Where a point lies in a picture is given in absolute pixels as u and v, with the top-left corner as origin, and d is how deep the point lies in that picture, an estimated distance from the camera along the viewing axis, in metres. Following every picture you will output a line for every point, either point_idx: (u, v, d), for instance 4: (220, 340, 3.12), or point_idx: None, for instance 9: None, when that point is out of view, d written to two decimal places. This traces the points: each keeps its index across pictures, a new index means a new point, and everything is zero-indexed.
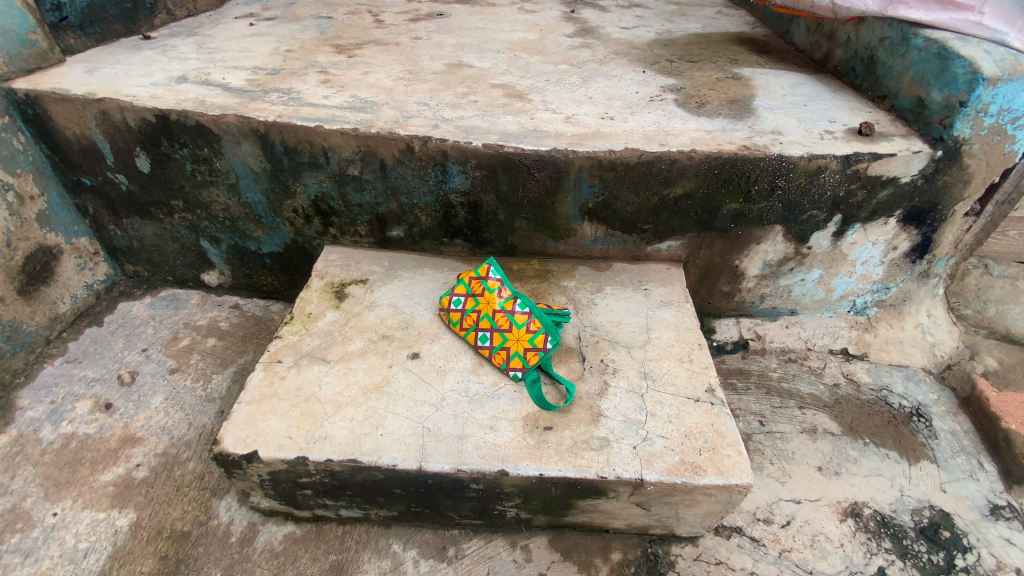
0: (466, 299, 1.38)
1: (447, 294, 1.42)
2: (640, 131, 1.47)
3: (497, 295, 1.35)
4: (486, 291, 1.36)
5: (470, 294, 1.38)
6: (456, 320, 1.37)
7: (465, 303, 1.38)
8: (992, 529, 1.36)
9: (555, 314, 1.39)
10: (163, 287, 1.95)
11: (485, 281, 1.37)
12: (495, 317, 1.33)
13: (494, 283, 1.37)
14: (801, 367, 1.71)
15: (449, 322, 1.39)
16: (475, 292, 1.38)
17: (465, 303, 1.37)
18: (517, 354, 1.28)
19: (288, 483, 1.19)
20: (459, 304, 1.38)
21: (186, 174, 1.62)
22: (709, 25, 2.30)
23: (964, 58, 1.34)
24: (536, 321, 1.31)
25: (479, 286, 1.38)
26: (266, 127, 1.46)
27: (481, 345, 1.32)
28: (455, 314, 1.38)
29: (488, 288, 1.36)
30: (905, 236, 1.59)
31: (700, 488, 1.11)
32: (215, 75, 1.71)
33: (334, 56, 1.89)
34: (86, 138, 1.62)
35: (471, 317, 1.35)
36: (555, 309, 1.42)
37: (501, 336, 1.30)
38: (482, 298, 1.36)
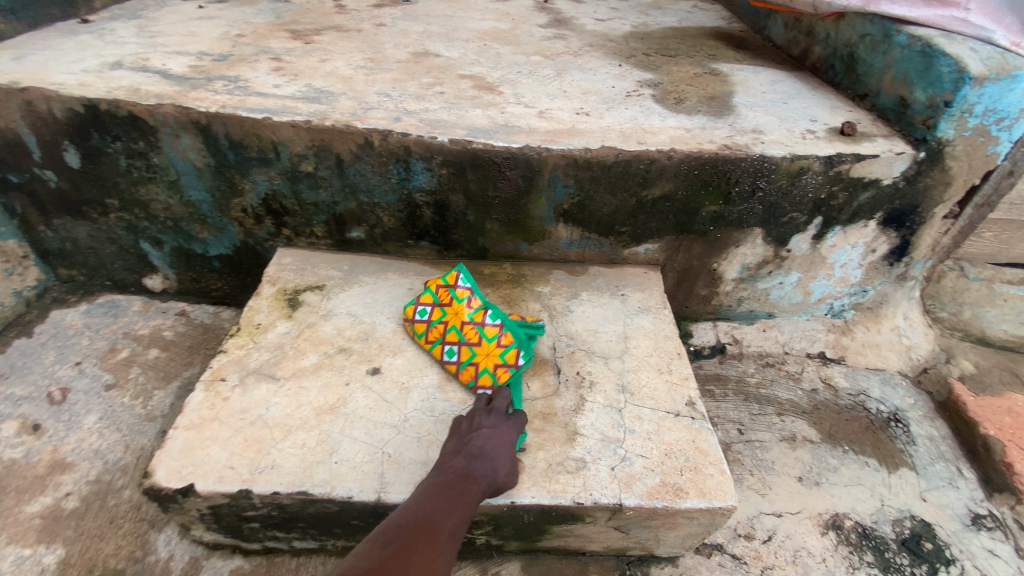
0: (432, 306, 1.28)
1: (412, 303, 1.32)
2: (617, 128, 1.39)
3: (466, 306, 1.25)
4: (454, 300, 1.27)
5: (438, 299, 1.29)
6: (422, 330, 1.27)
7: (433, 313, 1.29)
8: (974, 540, 1.33)
9: (530, 326, 1.28)
10: (100, 292, 1.78)
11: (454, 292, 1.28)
12: (462, 330, 1.24)
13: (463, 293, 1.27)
14: (780, 372, 1.66)
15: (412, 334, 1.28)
16: (443, 301, 1.28)
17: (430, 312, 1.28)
18: (486, 371, 1.19)
19: (231, 517, 1.07)
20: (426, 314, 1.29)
21: (120, 171, 1.47)
22: (685, 19, 2.24)
23: (950, 56, 1.29)
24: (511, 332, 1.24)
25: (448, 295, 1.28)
26: (209, 118, 1.32)
27: (447, 359, 1.22)
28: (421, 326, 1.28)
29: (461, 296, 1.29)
30: (884, 239, 1.55)
31: (681, 512, 1.04)
32: (154, 61, 1.56)
33: (289, 41, 1.75)
34: (9, 131, 1.44)
35: (438, 328, 1.26)
36: (529, 320, 1.30)
37: (468, 350, 1.21)
38: (449, 309, 1.26)
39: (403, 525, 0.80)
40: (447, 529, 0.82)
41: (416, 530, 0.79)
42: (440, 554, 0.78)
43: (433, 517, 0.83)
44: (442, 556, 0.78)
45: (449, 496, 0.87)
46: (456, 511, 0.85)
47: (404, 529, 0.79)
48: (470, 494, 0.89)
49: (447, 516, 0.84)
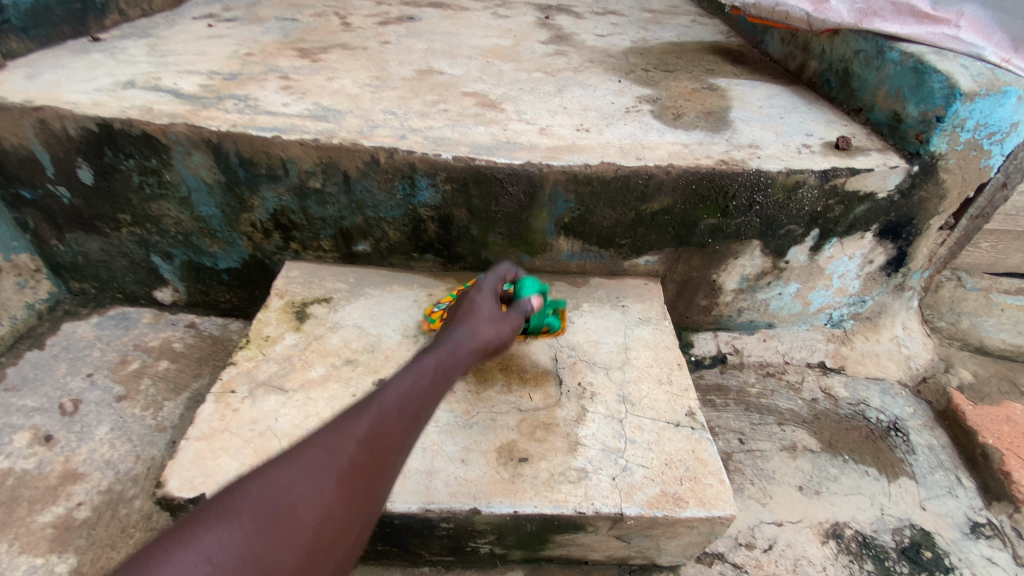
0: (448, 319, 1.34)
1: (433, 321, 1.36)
2: (616, 144, 1.42)
3: None
4: None
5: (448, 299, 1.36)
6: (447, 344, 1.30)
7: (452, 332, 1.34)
8: (973, 548, 1.34)
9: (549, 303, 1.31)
10: (111, 305, 1.82)
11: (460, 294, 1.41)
12: None
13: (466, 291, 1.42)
14: (780, 381, 1.68)
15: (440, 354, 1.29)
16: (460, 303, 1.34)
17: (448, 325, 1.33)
18: None
19: None
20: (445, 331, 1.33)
21: (132, 187, 1.51)
22: (683, 33, 2.28)
23: (941, 72, 1.32)
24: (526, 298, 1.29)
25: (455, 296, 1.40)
26: (219, 137, 1.36)
27: None
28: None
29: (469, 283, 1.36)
30: (881, 250, 1.58)
31: (681, 521, 1.06)
32: (166, 80, 1.60)
33: (296, 60, 1.79)
34: (24, 149, 1.49)
35: None
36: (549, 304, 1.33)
37: None
38: None
39: (349, 430, 0.72)
40: (401, 432, 0.77)
41: (361, 439, 0.72)
42: (389, 461, 0.74)
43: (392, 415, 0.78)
44: (387, 467, 0.74)
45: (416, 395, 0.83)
46: (411, 412, 0.80)
47: (350, 434, 0.72)
48: (432, 396, 0.84)
49: (399, 417, 0.78)
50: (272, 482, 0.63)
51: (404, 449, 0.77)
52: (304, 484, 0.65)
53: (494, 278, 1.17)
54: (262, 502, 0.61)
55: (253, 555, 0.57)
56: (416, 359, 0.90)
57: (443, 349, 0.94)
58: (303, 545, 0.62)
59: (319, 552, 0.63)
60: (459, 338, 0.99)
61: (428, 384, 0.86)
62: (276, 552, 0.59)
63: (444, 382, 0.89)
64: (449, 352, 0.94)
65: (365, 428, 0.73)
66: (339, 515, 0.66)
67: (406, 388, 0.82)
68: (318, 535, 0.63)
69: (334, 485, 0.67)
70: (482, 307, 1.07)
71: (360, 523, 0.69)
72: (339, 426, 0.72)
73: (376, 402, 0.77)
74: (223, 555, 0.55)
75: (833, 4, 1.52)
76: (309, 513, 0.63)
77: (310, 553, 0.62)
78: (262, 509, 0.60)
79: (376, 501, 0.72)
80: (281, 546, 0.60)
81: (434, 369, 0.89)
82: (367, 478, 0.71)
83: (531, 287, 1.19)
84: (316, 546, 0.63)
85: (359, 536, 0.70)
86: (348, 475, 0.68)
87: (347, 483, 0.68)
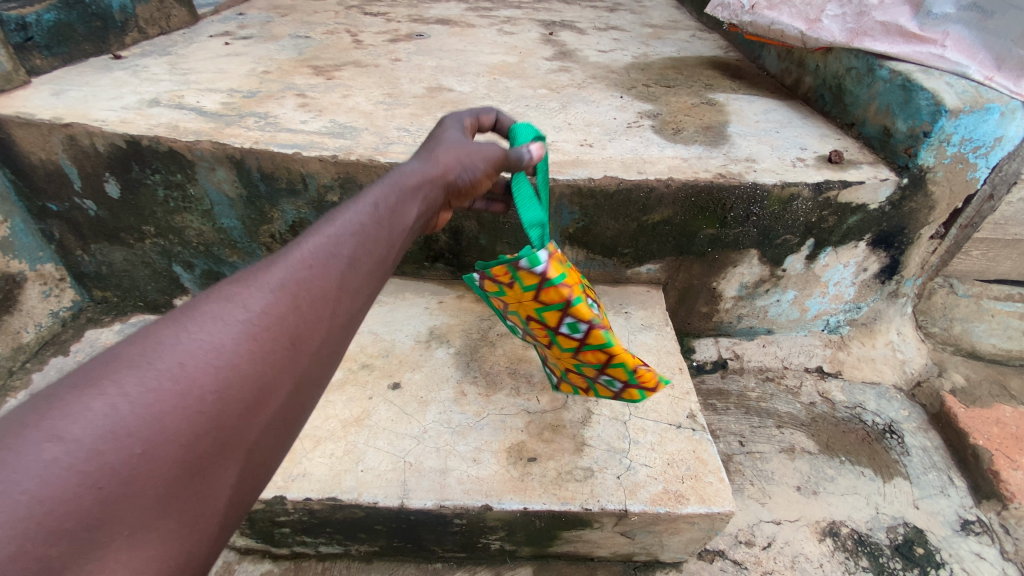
0: (547, 309, 1.09)
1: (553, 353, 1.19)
2: (618, 158, 1.49)
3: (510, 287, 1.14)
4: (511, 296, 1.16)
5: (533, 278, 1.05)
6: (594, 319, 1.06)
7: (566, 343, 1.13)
8: (964, 545, 1.39)
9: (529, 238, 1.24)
10: (133, 312, 1.90)
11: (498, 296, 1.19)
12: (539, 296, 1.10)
13: (494, 301, 1.23)
14: (778, 386, 1.73)
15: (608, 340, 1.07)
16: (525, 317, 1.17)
17: (556, 313, 1.09)
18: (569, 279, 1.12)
19: (264, 522, 1.16)
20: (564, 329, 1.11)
21: (157, 200, 1.59)
22: (683, 48, 2.36)
23: (928, 90, 1.39)
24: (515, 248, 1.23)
25: (503, 295, 1.16)
26: (242, 153, 1.43)
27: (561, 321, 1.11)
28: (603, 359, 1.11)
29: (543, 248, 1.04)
30: (875, 258, 1.64)
31: (682, 517, 1.11)
32: (188, 99, 1.68)
33: (312, 77, 1.87)
34: (52, 163, 1.57)
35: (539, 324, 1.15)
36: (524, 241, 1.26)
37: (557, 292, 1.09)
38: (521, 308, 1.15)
39: (250, 285, 0.58)
40: (331, 282, 0.63)
41: (272, 291, 0.58)
42: (320, 316, 0.61)
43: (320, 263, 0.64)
44: (316, 320, 0.60)
45: (352, 238, 0.70)
46: (347, 261, 0.67)
47: (253, 291, 0.57)
48: (376, 244, 0.72)
49: (325, 267, 0.64)
50: (151, 346, 0.50)
51: (340, 304, 0.64)
52: (198, 353, 0.51)
53: (462, 124, 1.09)
54: (137, 369, 0.47)
55: (138, 433, 0.45)
56: (347, 205, 0.76)
57: (388, 189, 0.82)
58: (213, 413, 0.49)
59: (237, 427, 0.51)
60: (419, 168, 0.90)
61: (367, 232, 0.72)
62: (177, 425, 0.47)
63: (389, 231, 0.76)
64: (399, 191, 0.83)
65: (276, 279, 0.60)
66: (256, 375, 0.53)
67: (333, 234, 0.68)
68: (221, 400, 0.50)
69: (238, 345, 0.53)
70: (447, 143, 0.99)
71: (295, 385, 0.57)
72: (238, 284, 0.58)
73: (291, 254, 0.63)
74: (90, 441, 0.43)
75: (825, 24, 1.60)
76: (207, 376, 0.50)
77: (221, 425, 0.50)
78: (140, 377, 0.47)
79: (311, 362, 0.59)
80: (180, 418, 0.47)
81: (373, 215, 0.76)
82: (292, 331, 0.58)
83: (526, 135, 1.13)
84: (234, 418, 0.51)
85: (299, 403, 0.58)
86: (260, 328, 0.55)
87: (259, 338, 0.55)
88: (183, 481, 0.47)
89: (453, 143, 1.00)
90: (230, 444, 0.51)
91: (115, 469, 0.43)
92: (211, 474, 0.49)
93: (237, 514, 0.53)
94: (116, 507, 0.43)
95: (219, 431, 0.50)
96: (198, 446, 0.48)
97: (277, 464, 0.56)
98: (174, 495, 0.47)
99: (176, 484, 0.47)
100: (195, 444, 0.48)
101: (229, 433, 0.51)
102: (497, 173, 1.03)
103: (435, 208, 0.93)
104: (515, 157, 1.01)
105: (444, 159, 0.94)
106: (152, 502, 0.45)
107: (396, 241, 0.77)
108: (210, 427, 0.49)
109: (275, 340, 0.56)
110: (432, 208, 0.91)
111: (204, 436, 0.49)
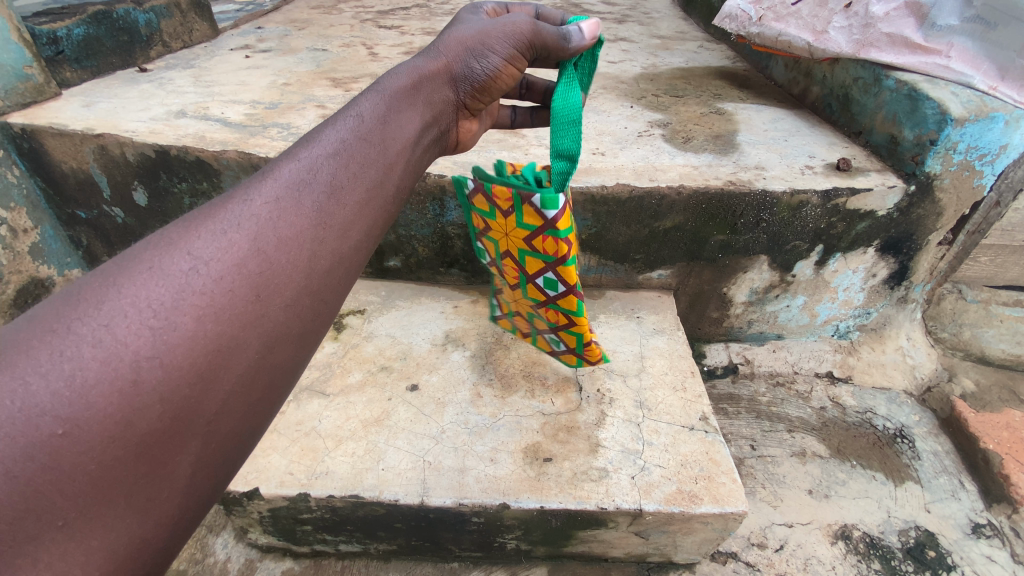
0: (534, 254, 1.19)
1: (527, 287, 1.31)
2: (630, 166, 1.53)
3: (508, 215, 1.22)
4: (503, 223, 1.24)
5: (536, 220, 1.13)
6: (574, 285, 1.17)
7: (534, 292, 1.27)
8: (975, 548, 1.39)
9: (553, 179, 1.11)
10: None
11: (485, 216, 1.30)
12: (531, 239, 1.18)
13: (477, 219, 1.35)
14: (789, 391, 1.75)
15: (577, 309, 1.19)
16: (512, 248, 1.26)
17: (540, 263, 1.19)
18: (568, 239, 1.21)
19: (288, 520, 1.19)
20: (540, 282, 1.23)
21: (183, 208, 1.64)
22: (691, 59, 2.40)
23: (934, 100, 1.42)
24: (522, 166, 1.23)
25: (493, 218, 1.26)
26: (267, 163, 1.48)
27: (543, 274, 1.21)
28: (564, 322, 1.25)
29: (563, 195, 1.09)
30: (884, 264, 1.66)
31: (696, 517, 1.13)
32: (213, 110, 1.74)
33: (331, 89, 1.93)
34: (82, 172, 1.63)
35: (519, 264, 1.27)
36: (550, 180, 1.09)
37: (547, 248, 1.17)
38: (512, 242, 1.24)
39: (194, 234, 0.57)
40: (297, 225, 0.62)
41: (226, 243, 0.57)
42: (286, 263, 0.60)
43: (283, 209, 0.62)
44: (278, 269, 0.59)
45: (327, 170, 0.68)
46: (323, 194, 0.65)
47: (196, 242, 0.56)
48: (355, 179, 0.69)
49: (289, 214, 0.62)
50: (79, 312, 0.50)
51: (315, 249, 0.62)
52: (136, 320, 0.50)
53: (482, 15, 1.03)
54: (60, 340, 0.48)
55: (58, 412, 0.46)
56: (324, 130, 0.73)
57: (377, 102, 0.79)
58: (150, 382, 0.49)
59: (191, 393, 0.51)
60: (420, 68, 0.89)
61: (342, 161, 0.69)
62: (107, 401, 0.47)
63: (373, 156, 0.73)
64: (390, 104, 0.80)
65: (224, 227, 0.58)
66: (208, 336, 0.53)
67: (300, 171, 0.66)
68: (165, 366, 0.50)
69: (185, 310, 0.52)
70: (456, 36, 0.94)
71: (261, 343, 0.57)
72: (180, 235, 0.57)
73: (246, 199, 0.61)
74: (4, 426, 0.44)
75: (832, 35, 1.64)
76: (143, 341, 0.50)
77: (167, 394, 0.50)
78: (69, 350, 0.48)
79: (282, 315, 0.58)
80: (109, 394, 0.47)
81: (352, 139, 0.72)
82: (251, 283, 0.57)
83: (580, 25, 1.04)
84: (183, 386, 0.51)
85: (270, 363, 0.58)
86: (206, 284, 0.54)
87: (208, 294, 0.54)
88: (123, 459, 0.48)
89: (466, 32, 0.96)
90: (181, 416, 0.51)
91: (33, 452, 0.44)
92: (166, 449, 0.51)
93: (206, 484, 0.55)
94: (43, 489, 0.45)
95: (163, 404, 0.50)
96: (139, 421, 0.49)
97: (248, 428, 0.57)
98: (117, 474, 0.48)
99: (114, 463, 0.48)
100: (133, 420, 0.48)
101: (178, 405, 0.51)
102: (530, 56, 0.98)
103: (444, 107, 0.92)
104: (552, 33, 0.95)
105: (450, 53, 0.92)
106: (87, 483, 0.47)
107: (391, 162, 0.75)
108: (152, 401, 0.49)
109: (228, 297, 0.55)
110: (440, 113, 0.90)
111: (145, 410, 0.49)
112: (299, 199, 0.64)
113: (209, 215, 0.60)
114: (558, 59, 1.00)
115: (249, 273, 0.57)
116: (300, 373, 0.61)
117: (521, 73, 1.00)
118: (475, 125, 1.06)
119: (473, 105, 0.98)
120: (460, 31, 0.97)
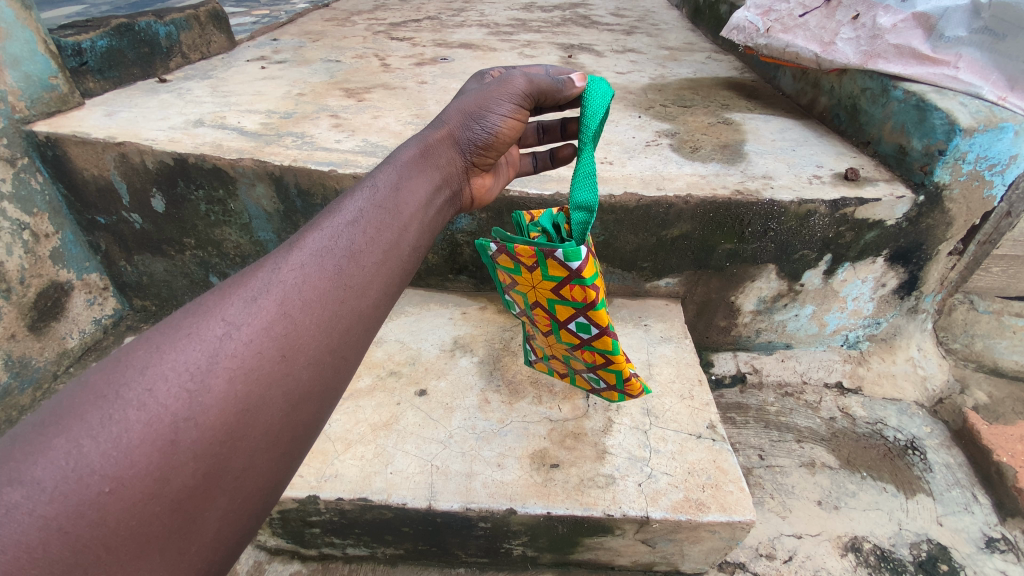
0: (563, 303, 1.14)
1: (550, 335, 1.25)
2: (638, 175, 1.55)
3: (524, 266, 1.15)
4: (520, 271, 1.17)
5: (561, 272, 1.08)
6: (607, 326, 1.13)
7: (567, 337, 1.21)
8: (989, 562, 1.37)
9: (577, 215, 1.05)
10: None
11: (510, 272, 1.20)
12: (558, 292, 1.12)
13: (502, 275, 1.25)
14: (798, 401, 1.74)
15: (614, 348, 1.15)
16: (532, 297, 1.20)
17: (570, 310, 1.14)
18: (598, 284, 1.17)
19: (297, 522, 1.20)
20: (572, 326, 1.17)
21: (199, 214, 1.69)
22: (698, 70, 2.42)
23: (942, 110, 1.42)
24: (537, 211, 1.25)
25: (518, 274, 1.18)
26: (281, 170, 1.52)
27: (571, 325, 1.17)
28: (600, 361, 1.21)
29: (585, 244, 1.05)
30: (893, 274, 1.65)
31: (703, 525, 1.12)
32: (230, 119, 1.78)
33: (344, 99, 1.98)
34: (103, 178, 1.68)
35: (545, 314, 1.20)
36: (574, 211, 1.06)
37: (577, 302, 1.11)
38: (533, 290, 1.17)
39: (227, 300, 0.60)
40: (320, 287, 0.65)
41: (255, 309, 0.60)
42: (312, 323, 0.62)
43: (307, 276, 0.65)
44: (304, 334, 0.61)
45: (344, 238, 0.71)
46: (343, 257, 0.69)
47: (230, 307, 0.60)
48: (372, 241, 0.72)
49: (314, 278, 0.65)
50: (120, 376, 0.53)
51: (337, 309, 0.65)
52: (178, 387, 0.53)
53: (487, 79, 1.10)
54: (108, 405, 0.51)
55: (104, 472, 0.48)
56: (343, 200, 0.77)
57: (391, 172, 0.84)
58: (187, 441, 0.52)
59: (220, 454, 0.53)
60: (426, 137, 0.95)
61: (360, 226, 0.73)
62: (146, 460, 0.49)
63: (391, 219, 0.77)
64: (402, 172, 0.85)
65: (255, 292, 0.62)
66: (238, 395, 0.55)
67: (324, 237, 0.70)
68: (201, 431, 0.52)
69: (219, 375, 0.55)
70: (457, 102, 1.01)
71: (288, 401, 0.59)
72: (214, 301, 0.60)
73: (275, 266, 0.65)
74: (57, 484, 0.47)
75: (840, 46, 1.66)
76: (180, 403, 0.52)
77: (199, 454, 0.52)
78: (112, 417, 0.50)
79: (306, 373, 0.61)
80: (149, 453, 0.50)
81: (370, 207, 0.76)
82: (278, 345, 0.59)
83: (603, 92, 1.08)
84: (215, 444, 0.53)
85: (295, 420, 0.59)
86: (237, 347, 0.57)
87: (238, 357, 0.57)
88: (160, 516, 0.50)
89: (470, 96, 1.02)
90: (213, 472, 0.53)
91: (83, 509, 0.47)
92: (199, 504, 0.52)
93: (232, 538, 0.56)
94: (86, 544, 0.46)
95: (198, 461, 0.52)
96: (174, 478, 0.51)
97: (273, 485, 0.58)
98: (154, 529, 0.50)
99: (151, 520, 0.49)
100: (169, 477, 0.50)
101: (210, 462, 0.53)
102: (529, 105, 1.03)
103: (455, 167, 0.97)
104: (555, 88, 1.02)
105: (456, 117, 0.98)
106: (127, 538, 0.48)
107: (407, 223, 0.78)
108: (187, 459, 0.51)
109: (255, 362, 0.57)
110: (449, 174, 0.95)
111: (180, 468, 0.51)
112: (322, 264, 0.66)
113: (240, 283, 0.63)
114: (553, 101, 1.06)
115: (275, 339, 0.59)
116: (322, 428, 0.62)
117: (524, 123, 1.04)
118: (488, 180, 1.09)
119: (482, 162, 1.02)
120: (466, 96, 1.02)
